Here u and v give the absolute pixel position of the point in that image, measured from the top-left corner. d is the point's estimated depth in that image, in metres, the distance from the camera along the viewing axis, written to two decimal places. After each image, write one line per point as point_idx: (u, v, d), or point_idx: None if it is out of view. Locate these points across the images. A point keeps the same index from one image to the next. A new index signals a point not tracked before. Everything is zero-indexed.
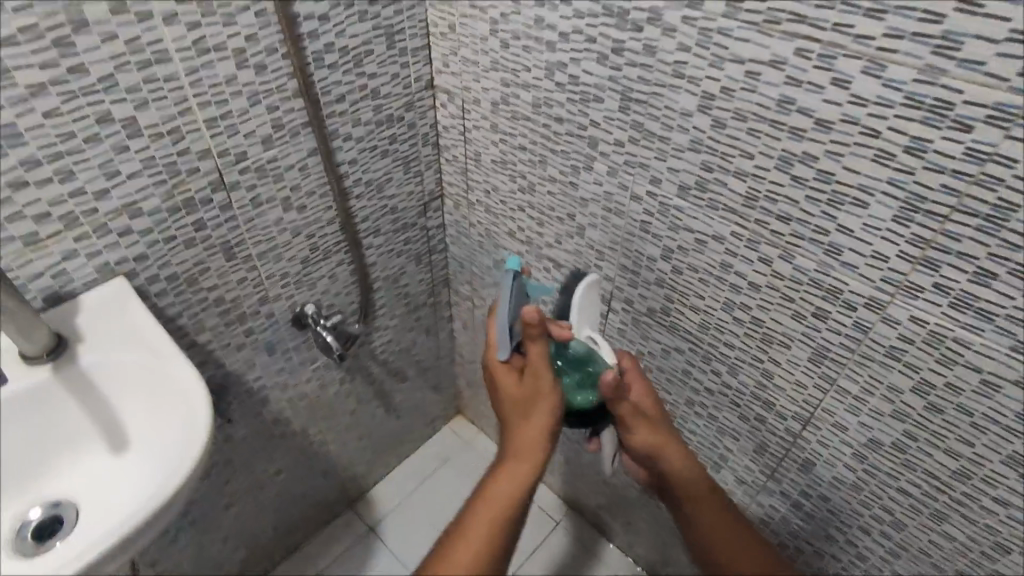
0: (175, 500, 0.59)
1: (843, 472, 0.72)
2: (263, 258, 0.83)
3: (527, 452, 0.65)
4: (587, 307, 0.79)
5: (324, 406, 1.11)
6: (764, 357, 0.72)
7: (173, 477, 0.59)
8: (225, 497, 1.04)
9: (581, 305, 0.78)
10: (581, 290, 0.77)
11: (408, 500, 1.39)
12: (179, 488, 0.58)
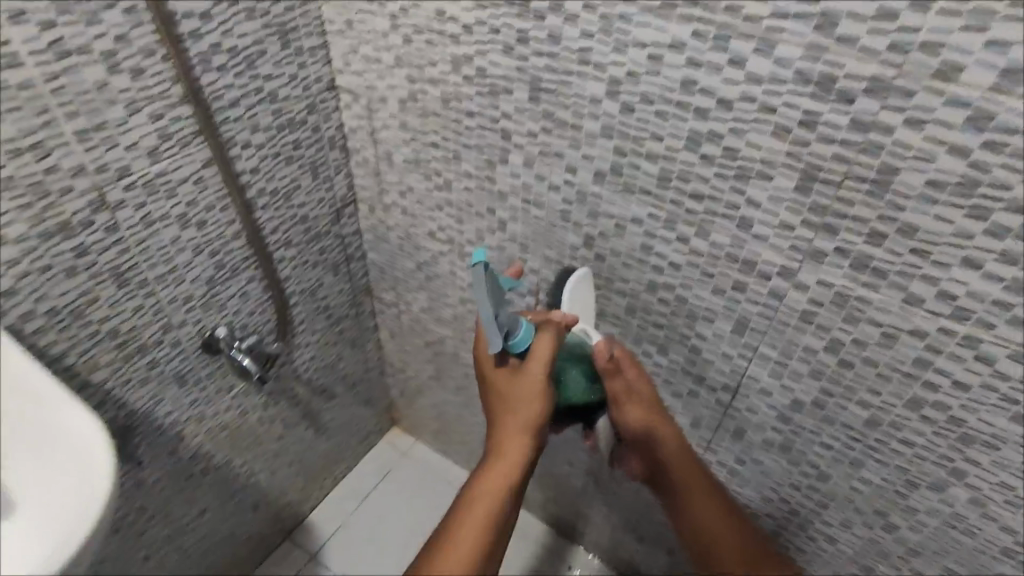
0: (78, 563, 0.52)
1: (771, 434, 0.76)
2: (161, 282, 0.76)
3: (516, 447, 0.68)
4: (578, 303, 0.75)
5: (248, 435, 1.04)
6: (691, 333, 0.74)
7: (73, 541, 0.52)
8: (142, 548, 0.94)
9: (570, 305, 0.74)
10: (567, 289, 0.73)
11: (350, 522, 1.33)
12: (81, 550, 0.52)
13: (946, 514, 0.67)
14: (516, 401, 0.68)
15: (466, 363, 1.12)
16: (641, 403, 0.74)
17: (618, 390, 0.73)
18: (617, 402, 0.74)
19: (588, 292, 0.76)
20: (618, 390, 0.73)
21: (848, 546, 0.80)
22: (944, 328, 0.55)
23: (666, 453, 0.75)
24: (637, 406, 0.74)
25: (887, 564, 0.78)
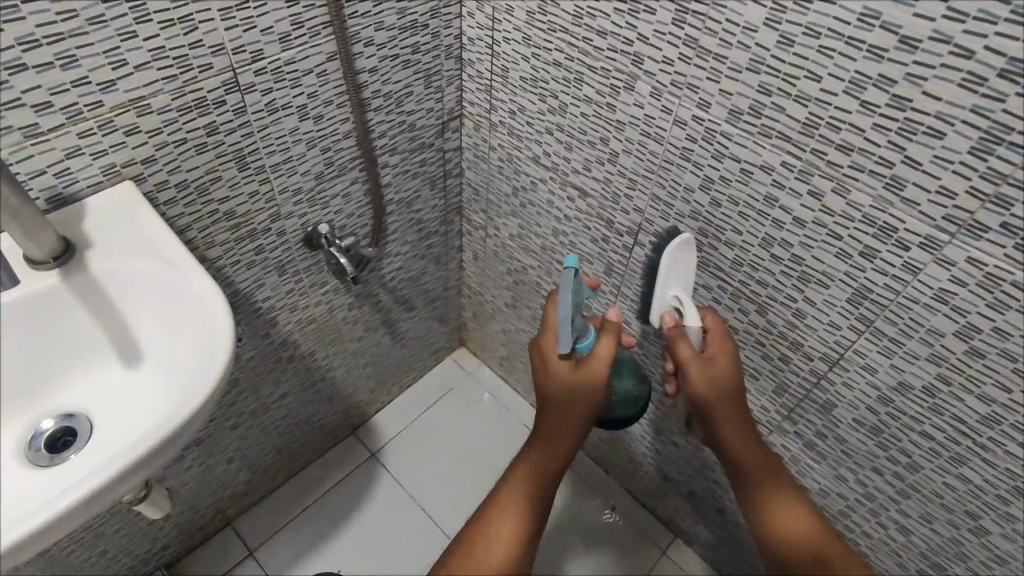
0: (199, 415, 0.56)
1: (865, 414, 0.72)
2: (277, 170, 0.78)
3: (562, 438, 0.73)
4: (675, 269, 0.76)
5: (332, 331, 1.09)
6: (799, 297, 0.70)
7: (196, 392, 0.56)
8: (231, 417, 1.03)
9: (666, 268, 0.76)
10: (665, 253, 0.75)
11: (411, 428, 1.40)
12: (203, 403, 0.56)
13: None
14: (560, 396, 0.72)
15: (545, 296, 1.12)
16: (709, 371, 0.71)
17: (683, 355, 0.71)
18: (684, 367, 0.71)
19: (689, 259, 0.77)
20: (683, 355, 0.71)
21: (923, 540, 0.77)
22: None
23: (729, 431, 0.71)
24: (703, 375, 0.70)
25: (963, 566, 0.75)
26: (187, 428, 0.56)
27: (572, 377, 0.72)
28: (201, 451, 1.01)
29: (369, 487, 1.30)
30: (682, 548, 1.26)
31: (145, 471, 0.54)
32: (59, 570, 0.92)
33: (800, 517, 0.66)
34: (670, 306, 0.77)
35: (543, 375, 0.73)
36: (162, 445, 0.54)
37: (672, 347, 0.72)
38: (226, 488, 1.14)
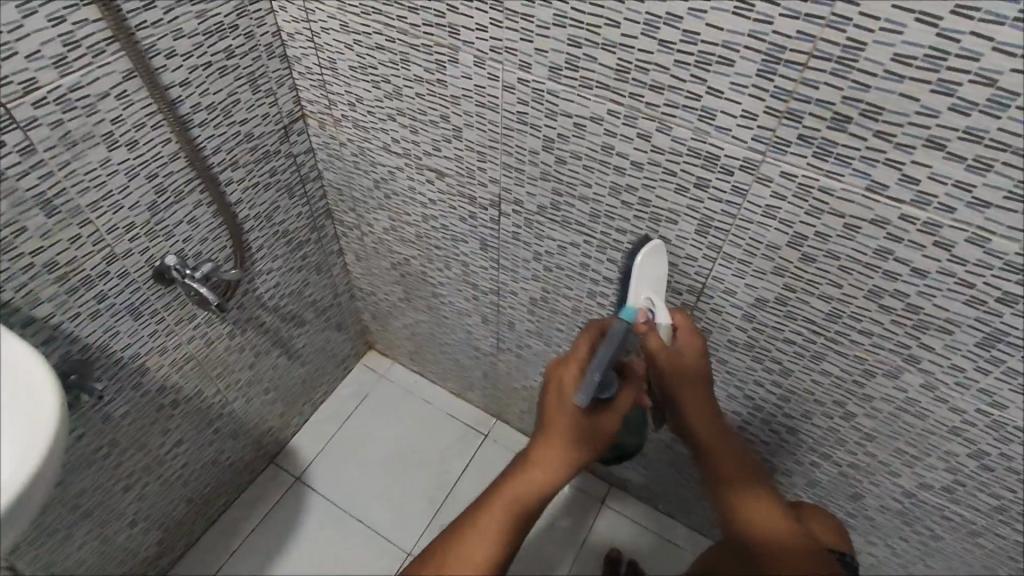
0: (42, 483, 0.51)
1: (736, 333, 0.77)
2: (97, 207, 0.71)
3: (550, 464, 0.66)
4: (648, 274, 0.72)
5: (216, 364, 1.03)
6: (655, 237, 0.73)
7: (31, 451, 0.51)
8: (120, 480, 0.95)
9: (638, 272, 0.71)
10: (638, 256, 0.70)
11: (333, 443, 1.35)
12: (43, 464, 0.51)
13: (900, 400, 0.69)
14: (566, 435, 0.66)
15: (434, 283, 1.11)
16: (676, 361, 0.73)
17: (655, 349, 0.71)
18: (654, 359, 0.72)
19: (660, 262, 0.72)
20: (655, 348, 0.71)
21: (808, 435, 0.84)
22: (905, 216, 0.54)
23: (697, 423, 0.74)
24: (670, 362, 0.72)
25: (844, 450, 0.82)
26: (22, 512, 0.50)
27: (580, 419, 0.66)
28: (92, 523, 0.93)
29: (298, 513, 1.25)
30: (617, 495, 1.31)
31: None
32: None
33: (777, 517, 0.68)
34: (645, 309, 0.72)
35: (553, 409, 0.67)
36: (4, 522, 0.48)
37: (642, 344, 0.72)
38: (135, 554, 1.06)
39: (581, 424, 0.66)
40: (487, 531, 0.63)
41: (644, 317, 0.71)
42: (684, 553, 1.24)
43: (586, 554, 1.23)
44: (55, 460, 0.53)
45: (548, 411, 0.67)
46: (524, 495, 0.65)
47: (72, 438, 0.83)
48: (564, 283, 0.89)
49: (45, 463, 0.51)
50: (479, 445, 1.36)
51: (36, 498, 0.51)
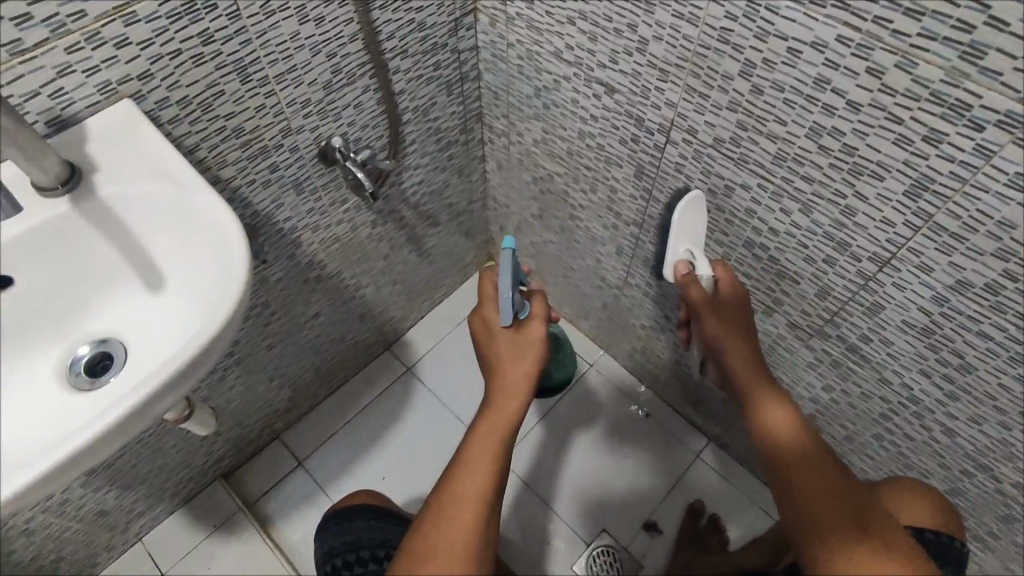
0: (227, 332, 0.56)
1: (915, 315, 0.68)
2: (282, 80, 0.74)
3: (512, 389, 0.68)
4: (686, 227, 0.82)
5: (357, 249, 1.08)
6: (849, 192, 0.64)
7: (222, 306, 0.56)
8: (267, 338, 1.05)
9: (678, 226, 0.82)
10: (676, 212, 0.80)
11: (443, 343, 1.41)
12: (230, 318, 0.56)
13: None
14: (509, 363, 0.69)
15: (574, 205, 1.08)
16: (720, 312, 0.78)
17: (694, 297, 0.79)
18: (698, 312, 0.79)
19: (700, 215, 0.82)
20: (695, 298, 0.79)
21: (969, 441, 0.75)
22: None
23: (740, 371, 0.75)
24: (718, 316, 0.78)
25: (1010, 465, 0.73)
26: (210, 353, 0.56)
27: (513, 339, 0.70)
28: (241, 370, 1.05)
29: (407, 399, 1.34)
30: (713, 452, 1.29)
31: (184, 385, 0.55)
32: (128, 479, 1.00)
33: (813, 464, 0.66)
34: (683, 260, 0.83)
35: (489, 345, 0.71)
36: (198, 358, 0.55)
37: (687, 293, 0.80)
38: (269, 405, 1.19)
39: (517, 341, 0.70)
40: (475, 473, 0.64)
41: (685, 270, 0.81)
42: (767, 516, 1.21)
43: (668, 502, 1.24)
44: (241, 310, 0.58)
45: (487, 354, 0.71)
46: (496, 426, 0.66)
47: None
48: (718, 227, 0.83)
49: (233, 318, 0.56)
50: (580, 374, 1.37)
51: (221, 345, 0.57)
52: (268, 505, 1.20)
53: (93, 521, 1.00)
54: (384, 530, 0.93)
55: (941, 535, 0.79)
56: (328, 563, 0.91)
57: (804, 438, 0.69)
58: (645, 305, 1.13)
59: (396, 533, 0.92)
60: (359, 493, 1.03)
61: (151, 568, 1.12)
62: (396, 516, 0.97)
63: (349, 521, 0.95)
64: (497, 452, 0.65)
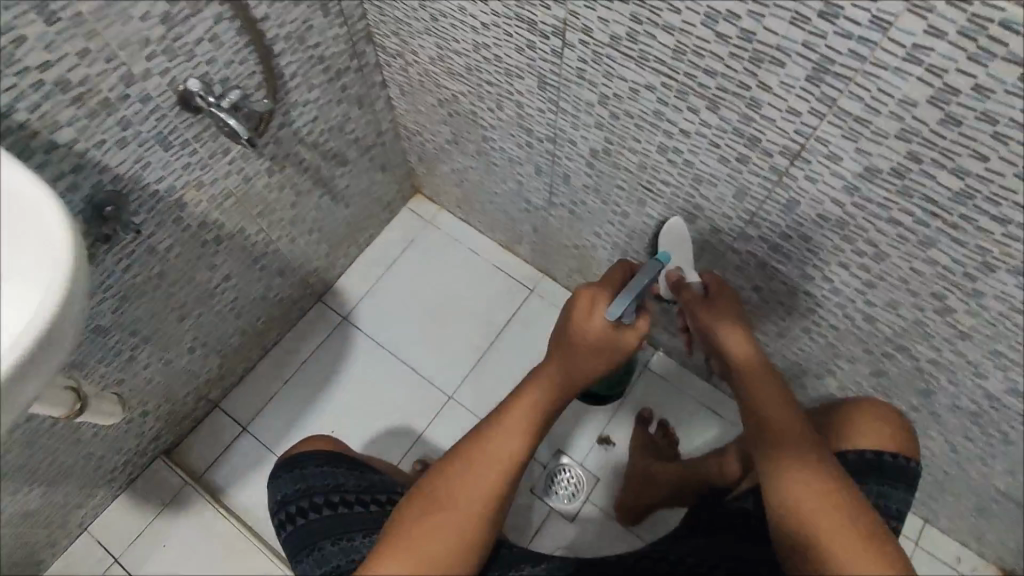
0: (69, 312, 0.50)
1: (829, 208, 0.66)
2: (104, 18, 0.63)
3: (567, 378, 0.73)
4: (672, 249, 0.86)
5: (256, 202, 0.99)
6: (752, 84, 0.60)
7: (53, 285, 0.49)
8: (174, 310, 0.97)
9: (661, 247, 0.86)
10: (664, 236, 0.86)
11: (378, 286, 1.36)
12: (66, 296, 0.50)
13: (1016, 299, 0.60)
14: (577, 351, 0.73)
15: (485, 125, 1.00)
16: (713, 308, 0.81)
17: (687, 299, 0.84)
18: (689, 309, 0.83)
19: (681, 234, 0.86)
20: (687, 299, 0.84)
21: (888, 326, 0.76)
22: None
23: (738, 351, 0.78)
24: (708, 308, 0.81)
25: (926, 344, 0.74)
26: (57, 347, 0.50)
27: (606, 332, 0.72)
28: (153, 347, 0.98)
29: (347, 349, 1.30)
30: (662, 361, 1.30)
31: (40, 382, 0.49)
32: (50, 475, 0.95)
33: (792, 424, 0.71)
34: (674, 271, 0.86)
35: (578, 326, 0.73)
36: (42, 355, 0.48)
37: (679, 297, 0.85)
38: (197, 376, 1.13)
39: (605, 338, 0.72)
40: (508, 434, 0.69)
41: (674, 276, 0.85)
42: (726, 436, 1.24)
43: (623, 419, 1.26)
44: (79, 294, 0.52)
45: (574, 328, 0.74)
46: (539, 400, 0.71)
47: (117, 269, 0.82)
48: (630, 134, 0.78)
49: (69, 297, 0.50)
50: (523, 299, 1.34)
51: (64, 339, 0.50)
52: (216, 477, 1.17)
53: (24, 521, 0.96)
54: (337, 475, 0.86)
55: (897, 457, 0.79)
56: (281, 512, 0.85)
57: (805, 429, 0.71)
58: (574, 224, 1.09)
59: (350, 477, 0.86)
60: (311, 439, 0.94)
61: (103, 555, 1.10)
62: (353, 460, 0.90)
63: (300, 468, 0.87)
64: (528, 421, 0.70)
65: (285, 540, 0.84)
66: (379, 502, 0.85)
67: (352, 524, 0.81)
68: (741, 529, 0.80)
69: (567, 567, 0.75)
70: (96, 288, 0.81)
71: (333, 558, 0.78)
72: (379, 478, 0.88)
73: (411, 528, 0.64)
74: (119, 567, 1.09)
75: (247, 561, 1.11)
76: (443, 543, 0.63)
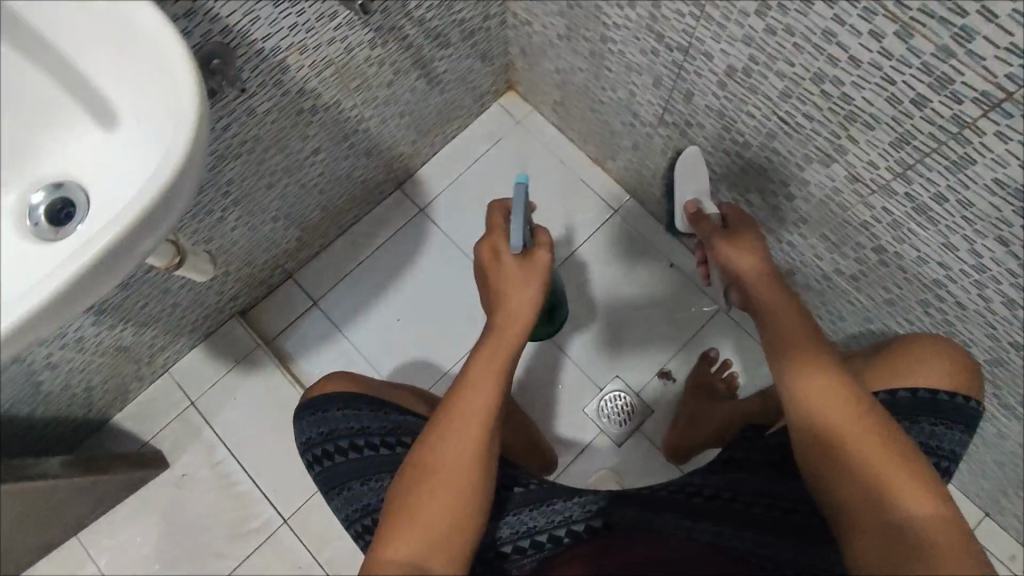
0: (191, 167, 0.49)
1: (1013, 173, 0.58)
2: None
3: (515, 318, 0.74)
4: (688, 176, 0.97)
5: (354, 76, 0.94)
6: (971, 10, 0.50)
7: (179, 136, 0.48)
8: (263, 178, 0.97)
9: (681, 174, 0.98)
10: (681, 167, 0.98)
11: (458, 183, 1.32)
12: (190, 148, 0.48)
13: None
14: (506, 298, 0.76)
15: (608, 22, 0.90)
16: (733, 238, 0.80)
17: (705, 229, 0.84)
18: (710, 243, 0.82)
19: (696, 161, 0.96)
20: (704, 229, 0.84)
21: None
22: None
23: (764, 287, 0.75)
24: (727, 240, 0.80)
25: None
26: (177, 199, 0.49)
27: (521, 264, 0.77)
28: (241, 212, 0.99)
29: (419, 242, 1.28)
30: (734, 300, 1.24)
31: (162, 229, 0.50)
32: (141, 317, 1.00)
33: (835, 392, 0.65)
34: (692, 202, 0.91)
35: (494, 271, 0.78)
36: (165, 205, 0.48)
37: (697, 229, 0.86)
38: (277, 246, 1.15)
39: (521, 268, 0.77)
40: (478, 389, 0.69)
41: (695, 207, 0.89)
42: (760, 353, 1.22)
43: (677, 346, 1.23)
44: (201, 145, 0.50)
45: (493, 276, 0.78)
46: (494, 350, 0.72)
47: (217, 126, 0.80)
48: (783, 55, 0.68)
49: (192, 152, 0.48)
50: (603, 221, 1.29)
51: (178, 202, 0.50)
52: (285, 344, 1.22)
53: (116, 355, 1.02)
54: (361, 418, 0.87)
55: (955, 397, 0.73)
56: (308, 454, 0.89)
57: (839, 385, 0.65)
58: (681, 148, 1.01)
59: (374, 420, 0.86)
60: (331, 380, 0.93)
61: (180, 397, 1.17)
62: (376, 399, 0.90)
63: (322, 411, 0.89)
64: (496, 373, 0.71)
65: (316, 478, 0.88)
66: (406, 444, 0.84)
67: (381, 465, 0.83)
68: (780, 467, 0.75)
69: (601, 501, 0.74)
70: None
71: (364, 497, 0.82)
72: (404, 418, 0.88)
73: (410, 501, 0.64)
74: (193, 411, 1.17)
75: None
76: (445, 496, 0.64)
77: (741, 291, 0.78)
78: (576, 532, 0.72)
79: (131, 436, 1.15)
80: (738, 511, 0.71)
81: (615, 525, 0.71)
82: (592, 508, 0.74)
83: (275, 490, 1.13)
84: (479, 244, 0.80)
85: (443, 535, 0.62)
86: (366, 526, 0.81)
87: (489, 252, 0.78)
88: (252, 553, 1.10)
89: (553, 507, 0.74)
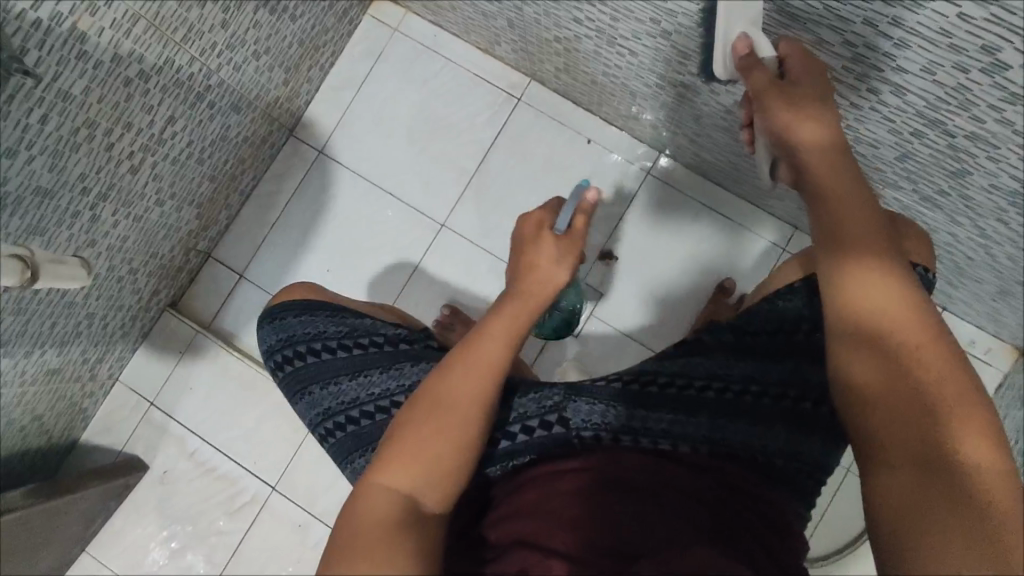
0: None
1: None
2: None
3: (544, 287, 0.68)
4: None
5: (175, 26, 0.85)
6: None
7: None
8: (122, 162, 0.90)
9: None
10: None
11: (351, 112, 1.23)
12: None
13: None
14: (534, 268, 0.68)
15: None
16: (792, 99, 0.60)
17: (758, 84, 0.62)
18: (760, 100, 0.61)
19: None
20: (756, 85, 0.62)
21: (919, 97, 0.63)
22: None
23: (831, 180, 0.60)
24: (791, 112, 0.60)
25: (965, 116, 0.62)
26: None
27: (559, 244, 0.69)
28: (115, 204, 0.93)
29: (328, 186, 1.22)
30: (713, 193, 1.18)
31: None
32: (56, 337, 0.97)
33: (893, 301, 0.58)
34: (743, 40, 0.64)
35: (531, 247, 0.69)
36: None
37: (747, 80, 0.63)
38: (177, 228, 1.09)
39: (562, 247, 0.69)
40: (492, 339, 0.65)
41: (746, 48, 0.63)
42: (735, 255, 1.16)
43: (658, 252, 1.18)
44: None
45: (526, 254, 0.70)
46: (516, 318, 0.67)
47: (31, 121, 0.73)
48: None
49: None
50: (511, 111, 1.21)
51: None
52: (225, 321, 1.20)
53: (50, 378, 1.01)
54: (318, 323, 0.85)
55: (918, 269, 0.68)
56: (271, 362, 0.88)
57: (897, 283, 0.58)
58: (552, 11, 0.91)
59: (331, 324, 0.85)
60: (290, 291, 0.92)
61: (138, 400, 1.17)
62: (331, 305, 0.88)
63: (279, 319, 0.88)
64: (514, 333, 0.66)
65: (281, 383, 0.88)
66: (363, 346, 0.83)
67: (340, 367, 0.82)
68: None
69: (555, 397, 0.74)
70: (16, 145, 0.73)
71: (324, 401, 0.82)
72: (362, 319, 0.85)
73: (408, 441, 0.60)
74: (155, 410, 1.17)
75: (268, 397, 1.16)
76: (443, 441, 0.60)
77: (799, 171, 0.62)
78: (528, 427, 0.73)
79: (103, 449, 1.16)
80: (677, 396, 0.72)
81: (569, 419, 0.72)
82: (547, 404, 0.74)
83: (256, 463, 1.15)
84: (525, 215, 0.72)
85: (434, 475, 0.60)
86: (339, 423, 0.80)
87: (535, 220, 0.71)
88: (251, 525, 1.14)
89: (510, 405, 0.75)
